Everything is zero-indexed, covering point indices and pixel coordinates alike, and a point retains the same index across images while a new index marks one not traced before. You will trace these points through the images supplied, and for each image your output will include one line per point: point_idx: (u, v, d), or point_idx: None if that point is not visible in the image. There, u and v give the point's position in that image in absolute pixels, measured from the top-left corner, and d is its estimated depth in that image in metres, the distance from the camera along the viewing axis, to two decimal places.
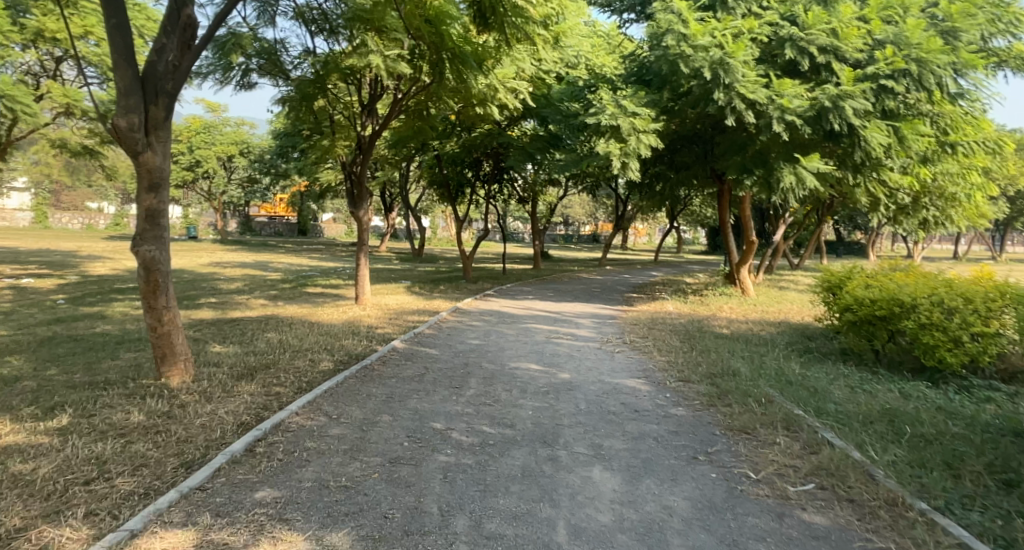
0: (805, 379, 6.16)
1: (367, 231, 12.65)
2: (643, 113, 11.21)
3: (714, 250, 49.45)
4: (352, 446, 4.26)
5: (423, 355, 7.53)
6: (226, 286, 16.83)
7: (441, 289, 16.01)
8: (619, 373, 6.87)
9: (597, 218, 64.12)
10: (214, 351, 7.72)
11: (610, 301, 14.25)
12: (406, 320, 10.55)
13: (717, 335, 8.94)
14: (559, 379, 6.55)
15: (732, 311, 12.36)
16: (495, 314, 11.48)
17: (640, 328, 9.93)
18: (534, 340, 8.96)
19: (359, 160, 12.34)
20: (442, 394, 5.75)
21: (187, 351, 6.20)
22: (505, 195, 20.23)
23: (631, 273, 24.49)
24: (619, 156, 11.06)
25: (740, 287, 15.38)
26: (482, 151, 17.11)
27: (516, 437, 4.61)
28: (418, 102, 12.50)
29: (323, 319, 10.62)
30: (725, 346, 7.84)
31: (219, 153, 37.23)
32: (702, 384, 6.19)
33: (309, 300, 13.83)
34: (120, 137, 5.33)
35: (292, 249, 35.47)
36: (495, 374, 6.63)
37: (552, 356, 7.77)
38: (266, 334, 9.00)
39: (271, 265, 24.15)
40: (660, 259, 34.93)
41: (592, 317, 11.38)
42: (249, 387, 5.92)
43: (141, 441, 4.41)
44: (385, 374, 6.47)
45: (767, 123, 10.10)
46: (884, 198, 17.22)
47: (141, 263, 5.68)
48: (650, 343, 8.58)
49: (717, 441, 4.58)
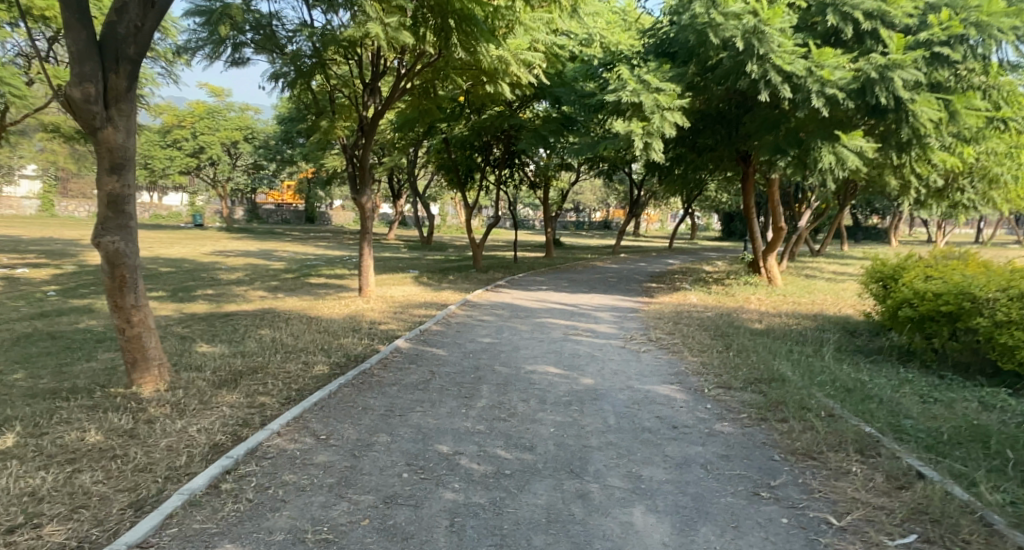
0: (866, 387, 5.36)
1: (371, 220, 11.85)
2: (668, 89, 10.34)
3: (729, 237, 48.35)
4: (340, 479, 3.52)
5: (429, 356, 6.79)
6: (226, 277, 16.19)
7: (450, 279, 15.27)
8: (650, 379, 6.10)
9: (609, 205, 63.05)
10: (201, 352, 7.03)
11: (629, 292, 13.45)
12: (411, 315, 9.81)
13: (753, 331, 8.12)
14: (582, 386, 5.79)
15: (763, 302, 11.47)
16: (508, 307, 10.73)
17: (665, 324, 9.13)
18: (550, 337, 8.20)
19: (361, 143, 11.56)
20: (449, 407, 4.99)
21: (162, 355, 5.49)
22: (516, 180, 19.38)
23: (646, 261, 23.63)
24: (641, 136, 10.19)
25: (766, 276, 14.47)
26: (492, 135, 16.23)
27: (537, 465, 3.85)
28: (424, 80, 11.78)
29: (324, 314, 9.92)
30: (766, 345, 7.02)
31: (223, 139, 36.59)
32: (746, 393, 5.41)
33: (311, 292, 13.12)
34: (75, 110, 4.59)
35: (298, 237, 34.94)
36: (509, 380, 5.89)
37: (572, 357, 6.99)
38: (260, 332, 8.29)
39: (275, 254, 23.47)
40: (674, 247, 34.03)
41: (611, 311, 10.58)
42: (229, 398, 5.19)
43: (89, 470, 3.67)
44: (386, 380, 5.73)
45: (804, 98, 9.22)
46: (918, 180, 16.20)
47: (104, 256, 4.95)
48: (678, 341, 7.81)
49: (778, 470, 3.81)
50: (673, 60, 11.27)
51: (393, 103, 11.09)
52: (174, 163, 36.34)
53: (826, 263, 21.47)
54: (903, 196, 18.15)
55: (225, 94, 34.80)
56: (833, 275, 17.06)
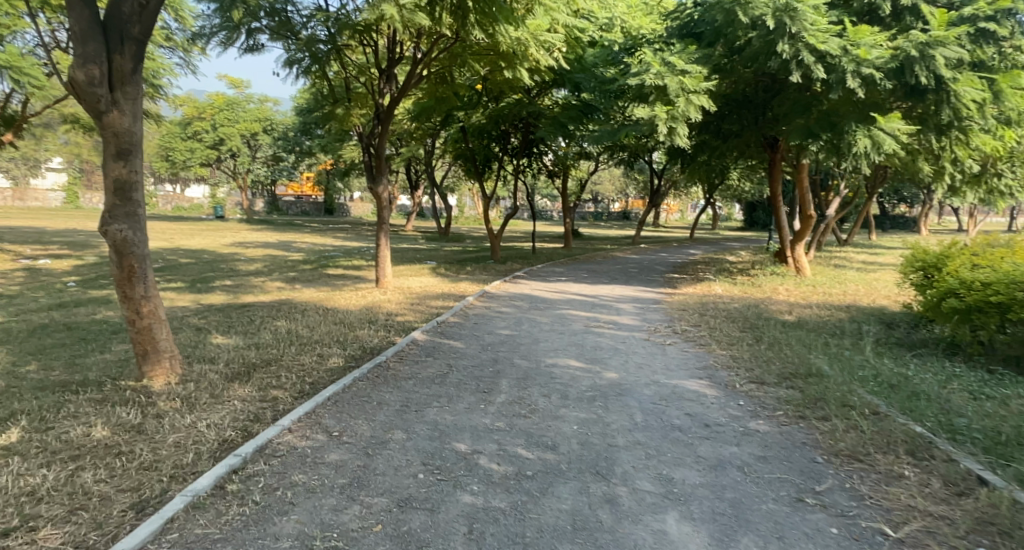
0: (911, 383, 5.01)
1: (388, 210, 11.65)
2: (694, 71, 9.95)
3: (752, 227, 47.52)
4: (353, 480, 3.32)
5: (446, 349, 6.58)
6: (245, 268, 16.17)
7: (468, 270, 15.05)
8: (677, 373, 5.82)
9: (628, 194, 62.38)
10: (215, 344, 6.90)
11: (650, 283, 13.13)
12: (428, 306, 9.61)
13: (783, 323, 7.77)
14: (606, 380, 5.53)
15: (792, 293, 11.07)
16: (527, 299, 10.49)
17: (690, 315, 8.82)
18: (571, 329, 7.94)
19: (377, 131, 11.35)
20: (467, 403, 4.77)
21: (173, 348, 5.34)
22: (535, 170, 19.07)
23: (668, 251, 23.20)
24: (665, 121, 9.84)
25: (794, 266, 14.00)
26: (510, 123, 15.93)
27: (560, 466, 3.61)
28: (441, 65, 11.55)
29: (340, 305, 9.77)
30: (798, 338, 6.69)
31: (243, 130, 36.80)
32: (781, 390, 5.10)
33: (328, 283, 12.99)
34: (79, 92, 4.42)
35: (317, 229, 35.01)
36: (529, 375, 5.65)
37: (594, 350, 6.73)
38: (276, 323, 8.15)
39: (294, 246, 23.44)
40: (695, 237, 33.48)
41: (634, 302, 10.28)
42: (241, 391, 5.02)
43: (92, 468, 3.51)
44: (402, 374, 5.52)
45: (838, 79, 8.80)
46: (953, 166, 15.60)
47: (112, 245, 4.79)
48: (705, 334, 7.51)
49: (823, 474, 3.52)
50: (698, 41, 10.89)
51: (409, 89, 10.85)
52: (195, 155, 36.61)
53: (854, 253, 20.84)
54: (937, 182, 17.48)
55: (244, 85, 34.87)
56: (863, 266, 16.52)
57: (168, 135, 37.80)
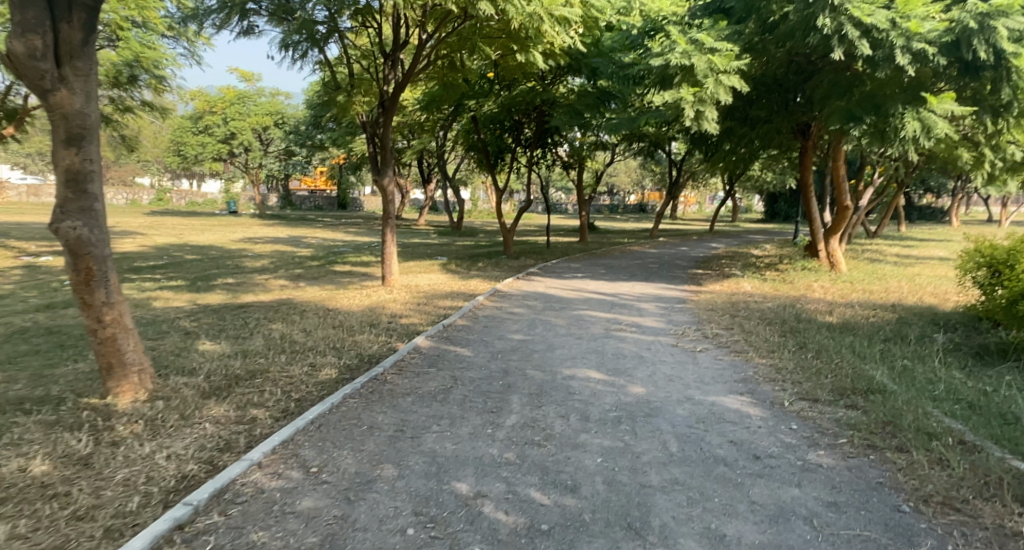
0: (997, 401, 4.22)
1: (394, 203, 11.00)
2: (724, 49, 9.15)
3: (772, 219, 46.38)
4: (325, 540, 2.66)
5: (452, 358, 5.92)
6: (250, 264, 15.65)
7: (480, 266, 14.38)
8: (714, 388, 5.10)
9: (644, 186, 61.45)
10: (201, 351, 6.30)
11: (673, 279, 12.36)
12: (435, 307, 8.97)
13: (826, 326, 7.02)
14: (631, 397, 4.84)
15: (828, 291, 10.25)
16: (542, 298, 9.81)
17: (719, 316, 8.08)
18: (589, 333, 7.25)
19: (382, 121, 10.70)
20: (472, 428, 4.09)
21: (144, 360, 4.74)
22: (549, 161, 18.32)
23: (688, 245, 22.36)
24: (692, 104, 9.07)
25: (828, 261, 13.11)
26: (523, 112, 15.23)
27: (583, 517, 2.92)
28: (450, 47, 10.85)
29: (342, 305, 9.16)
30: (848, 344, 5.93)
31: (254, 125, 36.47)
32: (838, 411, 4.37)
33: (334, 281, 12.42)
34: (19, 67, 3.82)
35: (330, 224, 34.55)
36: (544, 390, 4.97)
37: (616, 359, 6.02)
38: (270, 327, 7.54)
39: (303, 241, 22.91)
40: (714, 230, 32.55)
41: (656, 301, 9.54)
42: (215, 410, 4.38)
43: (14, 518, 2.89)
44: (400, 390, 4.86)
45: (885, 55, 7.95)
46: (992, 150, 14.74)
47: (65, 245, 4.18)
48: (739, 339, 6.77)
49: (914, 531, 2.80)
50: (728, 19, 10.10)
51: (416, 73, 10.18)
52: (206, 149, 36.34)
53: (887, 246, 19.79)
54: (978, 168, 16.44)
55: (255, 78, 34.44)
56: (898, 259, 15.59)
57: (180, 129, 37.58)
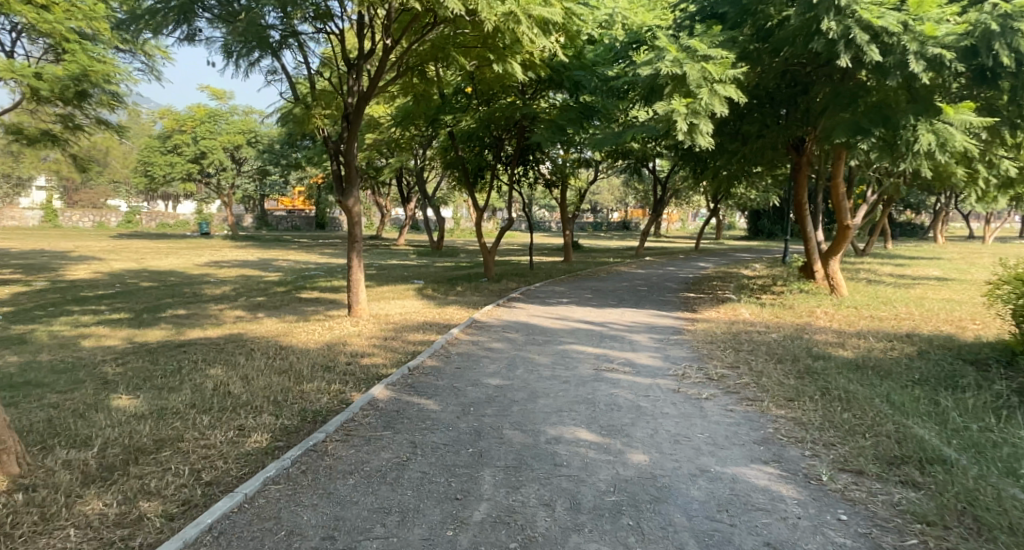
0: None
1: (360, 226, 10.01)
2: (718, 56, 8.38)
3: (756, 236, 46.13)
4: None
5: (415, 415, 4.92)
6: (210, 291, 14.52)
7: (458, 291, 13.41)
8: (731, 454, 4.15)
9: (628, 204, 61.27)
10: (111, 409, 5.22)
11: (664, 304, 11.50)
12: (403, 342, 7.97)
13: (847, 365, 6.17)
14: (632, 470, 3.88)
15: (833, 318, 9.42)
16: (524, 329, 8.87)
17: (722, 351, 7.20)
18: (577, 375, 6.29)
19: (345, 136, 9.74)
20: (427, 529, 3.09)
21: (9, 439, 3.71)
22: (530, 180, 17.46)
23: (675, 265, 21.59)
24: (685, 116, 8.21)
25: (829, 284, 12.28)
26: (503, 128, 14.31)
27: None
28: (420, 55, 10.00)
29: (297, 342, 8.12)
30: (881, 392, 5.06)
31: (225, 143, 35.36)
32: (894, 490, 3.46)
33: (296, 311, 11.33)
34: None
35: (306, 245, 33.35)
36: (525, 462, 4.00)
37: (609, 412, 5.07)
38: (206, 373, 6.47)
39: (273, 265, 21.71)
40: (700, 247, 32.08)
41: (649, 332, 8.62)
42: (91, 507, 3.32)
43: None
44: (342, 466, 3.84)
45: (897, 62, 7.25)
46: (988, 165, 14.25)
47: None
48: (750, 382, 5.87)
49: None
50: (722, 24, 9.44)
51: (381, 83, 9.29)
52: (175, 169, 35.12)
53: (880, 264, 19.22)
54: (975, 181, 15.95)
55: (227, 96, 33.41)
56: (896, 280, 14.95)
57: (148, 149, 36.24)
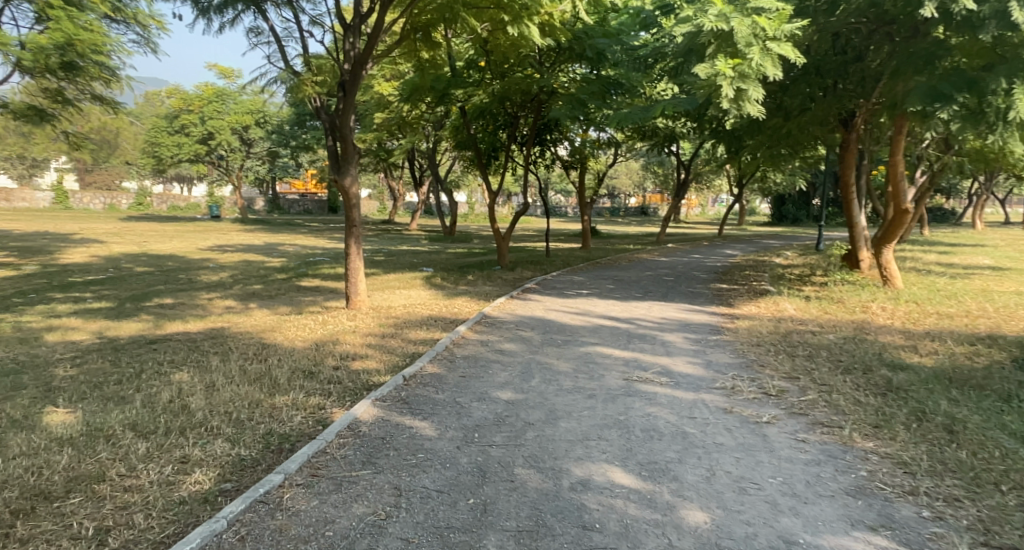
0: None
1: (357, 209, 8.97)
2: (771, 9, 7.19)
3: (780, 222, 44.49)
4: None
5: (403, 445, 3.89)
6: (205, 278, 13.61)
7: (469, 280, 12.38)
8: (820, 514, 3.08)
9: (645, 188, 59.76)
10: (37, 428, 4.27)
11: (695, 297, 10.37)
12: (402, 341, 6.96)
13: (935, 379, 5.06)
14: (690, 539, 2.83)
15: (894, 315, 8.24)
16: (541, 325, 7.83)
17: (774, 357, 6.10)
18: (604, 387, 5.22)
19: (340, 108, 8.68)
20: None
21: None
22: (547, 162, 16.30)
23: (700, 252, 20.36)
24: (731, 80, 7.01)
25: (881, 275, 10.98)
26: (518, 104, 13.10)
27: None
28: (423, 18, 8.91)
29: (282, 340, 7.15)
30: (1001, 423, 3.95)
31: (233, 124, 34.47)
32: None
33: (292, 301, 10.35)
34: None
35: (315, 229, 32.45)
36: (543, 523, 2.96)
37: (649, 442, 4.02)
38: (168, 379, 5.51)
39: (278, 249, 20.79)
40: (724, 233, 30.72)
41: (683, 331, 7.54)
42: None
43: None
44: (295, 530, 2.83)
45: (993, 12, 6.04)
46: None
47: None
48: (821, 401, 4.76)
49: None
50: None
51: (377, 47, 8.24)
52: (183, 150, 34.18)
53: (922, 252, 17.86)
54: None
55: (235, 74, 32.58)
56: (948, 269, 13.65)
57: (156, 130, 35.38)
